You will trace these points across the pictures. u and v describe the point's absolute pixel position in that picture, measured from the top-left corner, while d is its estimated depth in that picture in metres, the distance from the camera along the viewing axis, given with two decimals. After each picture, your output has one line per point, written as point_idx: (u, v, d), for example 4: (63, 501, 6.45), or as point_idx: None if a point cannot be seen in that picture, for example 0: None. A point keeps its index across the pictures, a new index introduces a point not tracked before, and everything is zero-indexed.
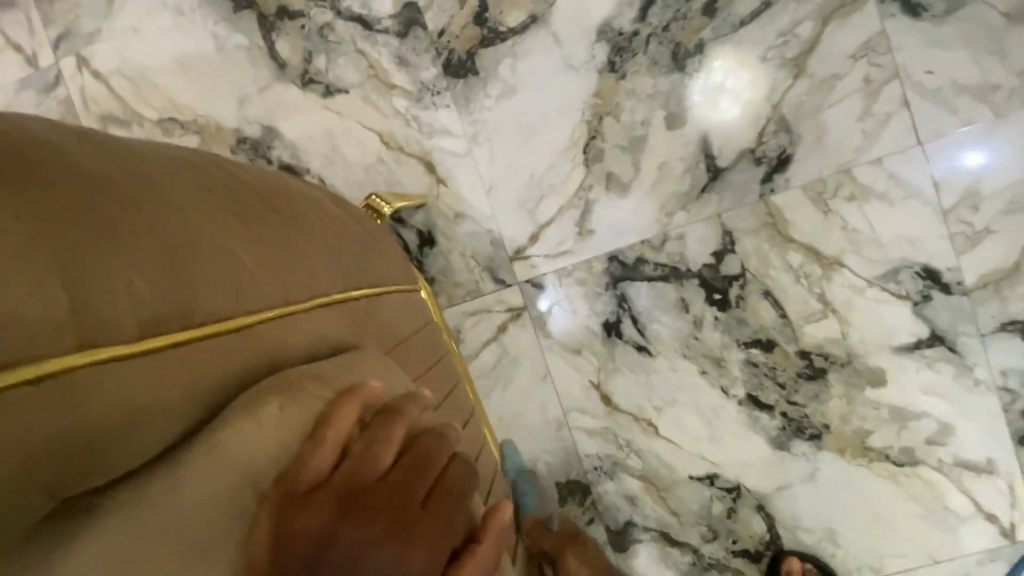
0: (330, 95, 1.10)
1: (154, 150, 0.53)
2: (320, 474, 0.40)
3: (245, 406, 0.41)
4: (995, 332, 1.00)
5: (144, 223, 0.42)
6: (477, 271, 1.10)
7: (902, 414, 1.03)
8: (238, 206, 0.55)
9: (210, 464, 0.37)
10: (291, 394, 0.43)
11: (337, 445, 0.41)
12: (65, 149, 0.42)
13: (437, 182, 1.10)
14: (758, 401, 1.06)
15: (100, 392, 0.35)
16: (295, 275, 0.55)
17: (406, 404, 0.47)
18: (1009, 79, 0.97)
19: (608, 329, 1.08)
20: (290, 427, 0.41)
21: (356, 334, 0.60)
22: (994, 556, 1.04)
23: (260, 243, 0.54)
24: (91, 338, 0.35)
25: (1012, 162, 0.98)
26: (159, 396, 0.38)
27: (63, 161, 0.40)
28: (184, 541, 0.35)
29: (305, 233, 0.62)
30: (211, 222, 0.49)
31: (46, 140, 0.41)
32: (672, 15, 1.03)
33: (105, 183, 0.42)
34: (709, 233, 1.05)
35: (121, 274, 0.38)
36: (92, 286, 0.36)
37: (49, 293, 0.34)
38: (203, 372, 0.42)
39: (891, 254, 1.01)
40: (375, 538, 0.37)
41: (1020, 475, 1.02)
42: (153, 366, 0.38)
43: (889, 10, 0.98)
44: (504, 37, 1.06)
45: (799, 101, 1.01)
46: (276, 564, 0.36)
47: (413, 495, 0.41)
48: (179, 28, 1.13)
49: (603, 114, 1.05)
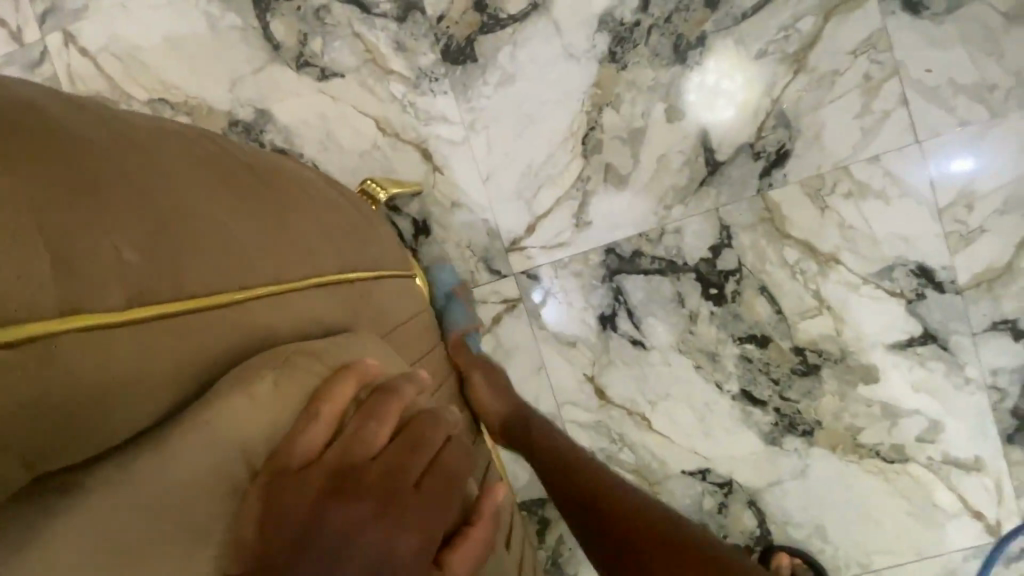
0: (325, 79, 1.08)
1: (143, 121, 0.52)
2: (311, 452, 0.40)
3: (239, 379, 0.39)
4: (986, 332, 1.01)
5: (135, 190, 0.41)
6: (471, 261, 1.09)
7: (893, 412, 1.04)
8: (231, 181, 0.54)
9: (202, 437, 0.36)
10: (285, 369, 0.42)
11: (331, 423, 0.41)
12: (51, 111, 0.40)
13: (433, 170, 1.08)
14: (752, 397, 1.06)
15: (90, 362, 0.33)
16: (289, 253, 0.54)
17: (402, 383, 0.46)
18: (1006, 80, 0.98)
19: (603, 322, 1.08)
20: (284, 402, 0.40)
21: (350, 316, 0.59)
22: (981, 553, 1.05)
23: (254, 219, 0.52)
24: (79, 302, 0.34)
25: (1006, 163, 0.99)
26: (150, 368, 0.37)
27: (50, 123, 0.39)
28: (173, 517, 0.34)
29: (299, 210, 0.60)
30: (203, 194, 0.48)
31: (30, 100, 0.39)
32: (674, 7, 1.02)
33: (94, 148, 0.40)
34: (706, 227, 1.04)
35: (111, 239, 0.37)
36: (83, 251, 0.35)
37: (37, 253, 0.32)
38: (193, 345, 0.40)
39: (886, 252, 1.02)
40: (365, 520, 0.37)
41: (1006, 472, 1.03)
42: (144, 337, 0.37)
43: (890, 7, 0.98)
44: (505, 24, 1.05)
45: (799, 97, 1.01)
46: (265, 541, 0.35)
47: (407, 476, 0.40)
48: (171, 6, 1.10)
49: (602, 104, 1.04)
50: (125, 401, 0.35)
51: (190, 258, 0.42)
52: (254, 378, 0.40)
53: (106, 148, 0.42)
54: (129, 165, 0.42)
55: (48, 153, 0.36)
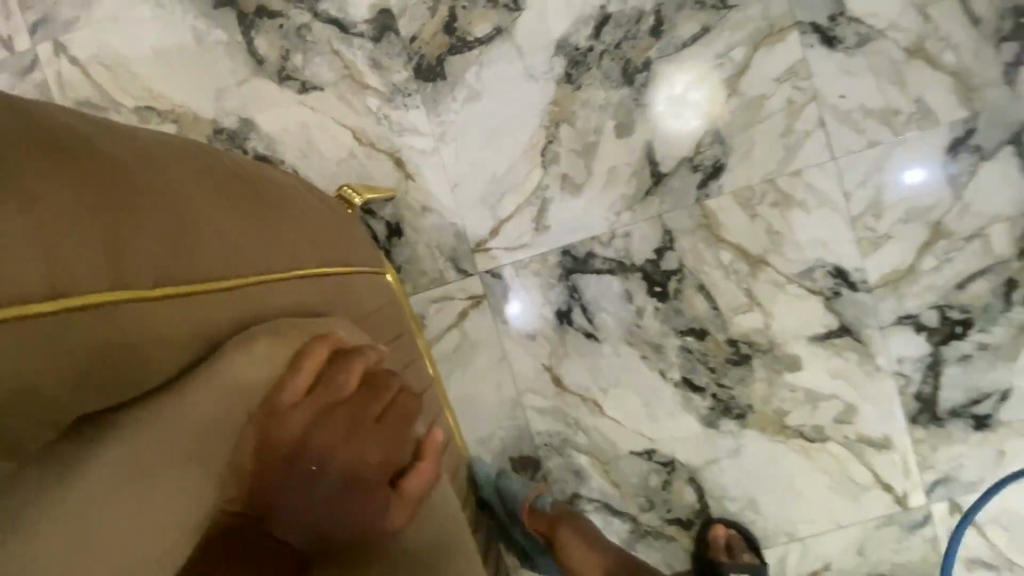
0: (305, 91, 1.17)
1: (152, 135, 0.61)
2: (298, 395, 0.51)
3: (238, 341, 0.49)
4: (892, 325, 1.16)
5: (151, 192, 0.51)
6: (440, 260, 1.19)
7: (814, 396, 1.18)
8: (227, 184, 0.64)
9: (212, 383, 0.46)
10: (276, 333, 0.52)
11: (314, 371, 0.52)
12: (83, 131, 0.50)
13: (405, 177, 1.18)
14: (692, 383, 1.19)
15: (114, 331, 0.43)
16: (278, 244, 0.64)
17: (368, 348, 0.59)
18: (907, 106, 1.13)
19: (560, 316, 1.19)
20: (275, 358, 0.51)
21: (331, 299, 0.69)
22: (890, 521, 1.19)
23: (247, 215, 0.62)
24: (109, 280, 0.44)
25: (906, 180, 1.14)
26: (164, 332, 0.47)
27: (83, 140, 0.48)
28: (190, 442, 0.44)
29: (285, 209, 0.71)
30: (204, 195, 0.58)
31: (66, 123, 0.49)
32: (623, 35, 1.14)
33: (118, 159, 0.50)
34: (652, 231, 1.17)
35: (134, 231, 0.47)
36: (110, 246, 0.44)
37: (79, 241, 0.42)
38: (200, 316, 0.50)
39: (807, 255, 1.15)
40: (336, 443, 0.52)
41: (911, 449, 1.18)
42: (161, 307, 0.47)
43: (809, 41, 1.12)
44: (471, 45, 1.16)
45: (731, 117, 1.14)
46: (261, 457, 0.48)
47: (368, 414, 0.56)
48: (159, 21, 1.18)
49: (559, 120, 1.16)
50: (139, 360, 0.45)
51: (193, 248, 0.52)
52: (247, 341, 0.50)
53: (121, 157, 0.51)
54: (139, 172, 0.51)
55: (78, 166, 0.45)
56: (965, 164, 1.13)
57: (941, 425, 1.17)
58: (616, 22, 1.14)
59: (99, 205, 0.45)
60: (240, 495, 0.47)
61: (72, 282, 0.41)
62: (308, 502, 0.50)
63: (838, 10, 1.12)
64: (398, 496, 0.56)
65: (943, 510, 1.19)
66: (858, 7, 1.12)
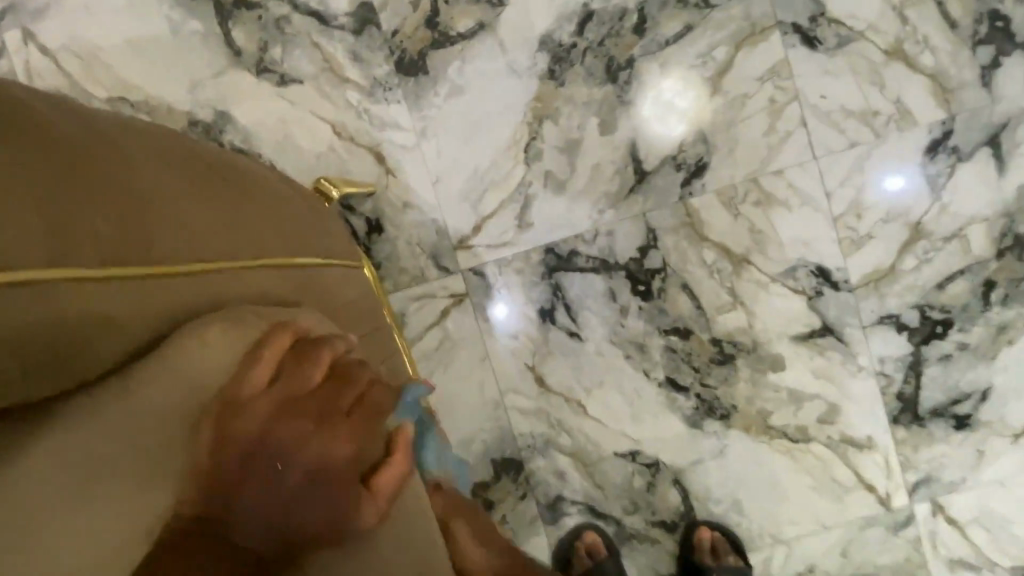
0: (284, 84, 1.15)
1: (110, 116, 0.58)
2: (257, 387, 0.49)
3: (195, 330, 0.48)
4: (875, 325, 1.16)
5: (106, 170, 0.48)
6: (421, 258, 1.17)
7: (798, 396, 1.17)
8: (191, 170, 0.61)
9: (160, 376, 0.45)
10: (236, 322, 0.50)
11: (273, 363, 0.50)
12: (30, 103, 0.47)
13: (386, 173, 1.16)
14: (676, 384, 1.17)
15: (60, 314, 0.40)
16: (245, 233, 0.62)
17: (334, 338, 0.57)
18: (887, 107, 1.13)
19: (543, 315, 1.17)
20: (232, 348, 0.49)
21: (302, 294, 0.67)
22: (874, 522, 1.19)
23: (212, 201, 0.60)
24: (59, 257, 0.41)
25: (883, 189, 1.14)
26: (115, 318, 0.44)
27: (31, 111, 0.45)
28: (136, 438, 0.43)
29: (254, 199, 0.68)
30: (165, 179, 0.55)
31: (13, 94, 0.46)
32: (607, 32, 1.14)
33: (69, 134, 0.47)
34: (635, 230, 1.16)
35: (86, 210, 0.44)
36: (56, 221, 0.42)
37: (25, 215, 0.39)
38: (153, 303, 0.48)
39: (790, 254, 1.15)
40: (305, 437, 0.49)
41: (893, 449, 1.18)
42: (115, 293, 0.45)
43: (791, 41, 1.13)
44: (454, 40, 1.14)
45: (714, 116, 1.14)
46: (219, 454, 0.46)
47: (339, 405, 0.53)
48: (134, 10, 1.15)
49: (543, 117, 1.15)
50: (83, 346, 0.42)
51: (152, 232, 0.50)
52: (202, 328, 0.48)
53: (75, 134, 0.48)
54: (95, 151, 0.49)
55: (25, 139, 0.42)
56: (944, 165, 1.14)
57: (922, 425, 1.17)
58: (600, 19, 1.13)
59: (47, 181, 0.42)
60: (195, 498, 0.45)
61: (15, 258, 0.38)
62: (274, 504, 0.47)
63: (819, 11, 1.13)
64: (370, 493, 0.53)
65: (926, 510, 1.18)
66: (838, 9, 1.13)
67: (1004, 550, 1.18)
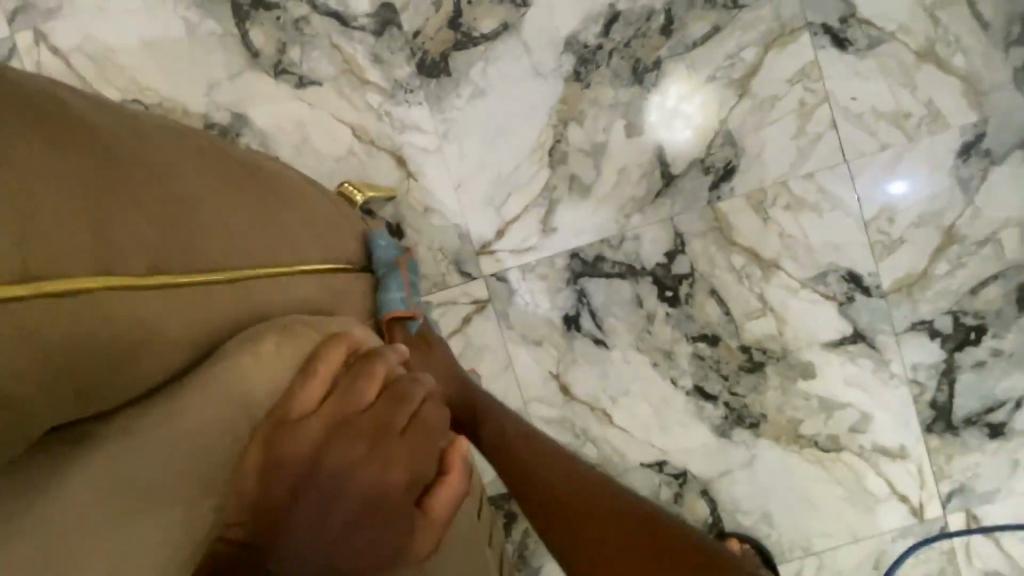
0: (303, 86, 1.12)
1: (148, 118, 0.57)
2: (310, 404, 0.48)
3: (244, 344, 0.47)
4: (907, 331, 1.13)
5: (150, 174, 0.46)
6: (443, 263, 1.14)
7: (829, 404, 1.14)
8: (230, 173, 0.59)
9: (211, 394, 0.44)
10: (286, 335, 0.50)
11: (327, 380, 0.49)
12: (73, 103, 0.45)
13: (407, 177, 1.13)
14: (704, 392, 1.15)
15: (107, 325, 0.39)
16: (283, 240, 0.60)
17: (386, 351, 0.55)
18: (919, 109, 1.11)
19: (568, 322, 1.14)
20: (285, 363, 0.48)
21: (333, 303, 0.65)
22: (907, 533, 1.16)
23: (253, 207, 0.58)
24: (105, 265, 0.40)
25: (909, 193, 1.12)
26: (163, 330, 0.43)
27: (75, 112, 0.44)
28: (187, 455, 0.42)
29: (291, 203, 0.66)
30: (207, 183, 0.53)
31: (56, 93, 0.44)
32: (633, 33, 1.11)
33: (113, 136, 0.46)
34: (663, 234, 1.13)
35: (131, 214, 0.42)
36: (103, 227, 0.40)
37: (72, 220, 0.38)
38: (197, 315, 0.46)
39: (820, 259, 1.13)
40: (359, 457, 0.47)
41: (926, 458, 1.15)
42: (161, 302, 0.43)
43: (821, 42, 1.11)
44: (477, 42, 1.12)
45: (743, 119, 1.12)
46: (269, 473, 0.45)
47: (394, 423, 0.50)
48: (149, 11, 1.12)
49: (568, 120, 1.12)
50: (131, 360, 0.41)
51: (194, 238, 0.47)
52: (254, 341, 0.48)
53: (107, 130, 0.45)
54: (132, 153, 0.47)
55: (71, 140, 0.41)
56: (977, 168, 1.12)
57: (956, 434, 1.15)
58: (626, 20, 1.11)
59: (94, 184, 0.40)
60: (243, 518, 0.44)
61: (61, 265, 0.36)
62: (320, 533, 0.44)
63: (849, 12, 1.10)
64: (424, 518, 0.50)
65: (959, 521, 1.16)
66: (869, 9, 1.10)
67: None
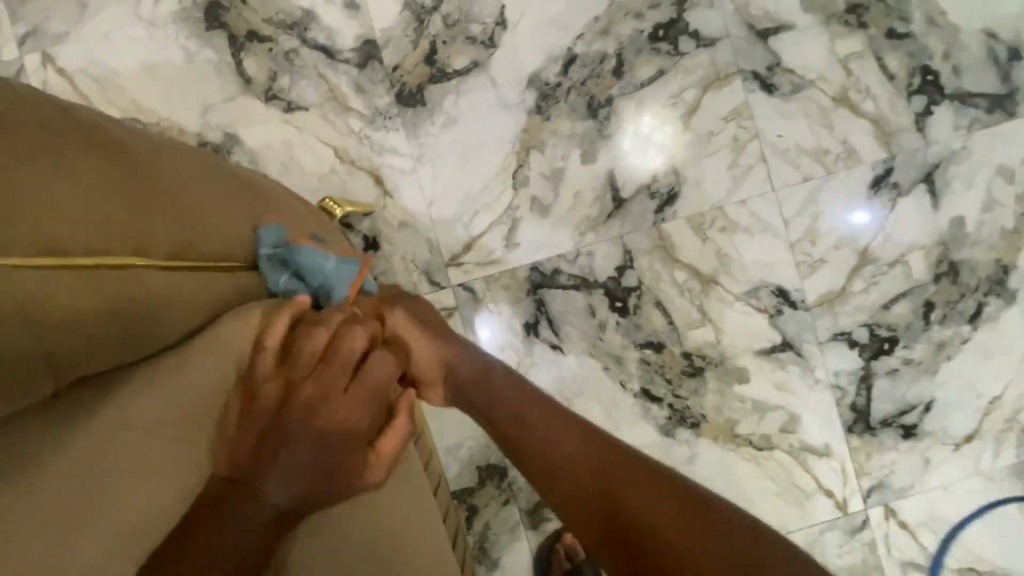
0: (291, 111, 1.24)
1: (165, 142, 0.75)
2: (265, 373, 0.60)
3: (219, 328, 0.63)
4: (829, 341, 1.27)
5: (160, 184, 0.64)
6: (415, 274, 1.25)
7: (762, 406, 1.27)
8: (225, 185, 0.76)
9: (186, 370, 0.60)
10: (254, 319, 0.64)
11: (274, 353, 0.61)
12: (108, 132, 0.63)
13: (384, 194, 1.25)
14: (650, 394, 1.26)
15: (130, 291, 0.56)
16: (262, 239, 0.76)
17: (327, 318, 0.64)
18: (836, 146, 1.28)
19: (528, 328, 1.26)
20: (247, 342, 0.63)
21: None
22: (833, 525, 1.28)
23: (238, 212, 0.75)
24: (135, 250, 0.57)
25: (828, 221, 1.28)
26: (168, 301, 0.60)
27: (108, 139, 0.62)
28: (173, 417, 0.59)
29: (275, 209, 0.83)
30: (204, 193, 0.71)
31: (96, 125, 0.63)
32: (589, 74, 1.26)
33: (134, 156, 0.63)
34: (613, 250, 1.26)
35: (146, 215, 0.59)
36: (126, 220, 0.57)
37: (106, 214, 0.55)
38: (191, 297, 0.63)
39: (753, 276, 1.27)
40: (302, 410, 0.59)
41: (848, 456, 1.28)
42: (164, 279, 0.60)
43: (751, 87, 1.27)
44: (449, 77, 1.25)
45: (684, 151, 1.26)
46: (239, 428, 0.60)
47: (334, 384, 0.61)
48: (151, 39, 1.24)
49: (530, 147, 1.26)
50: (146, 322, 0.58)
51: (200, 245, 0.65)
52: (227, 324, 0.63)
53: (142, 165, 0.63)
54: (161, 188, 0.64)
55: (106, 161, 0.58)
56: (886, 199, 1.28)
57: (873, 435, 1.28)
58: (583, 62, 1.26)
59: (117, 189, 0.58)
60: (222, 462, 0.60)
61: (96, 247, 0.53)
62: (292, 467, 0.59)
63: (775, 62, 1.27)
64: (375, 456, 0.65)
65: (879, 514, 1.28)
66: (792, 60, 1.27)
67: (951, 552, 1.28)
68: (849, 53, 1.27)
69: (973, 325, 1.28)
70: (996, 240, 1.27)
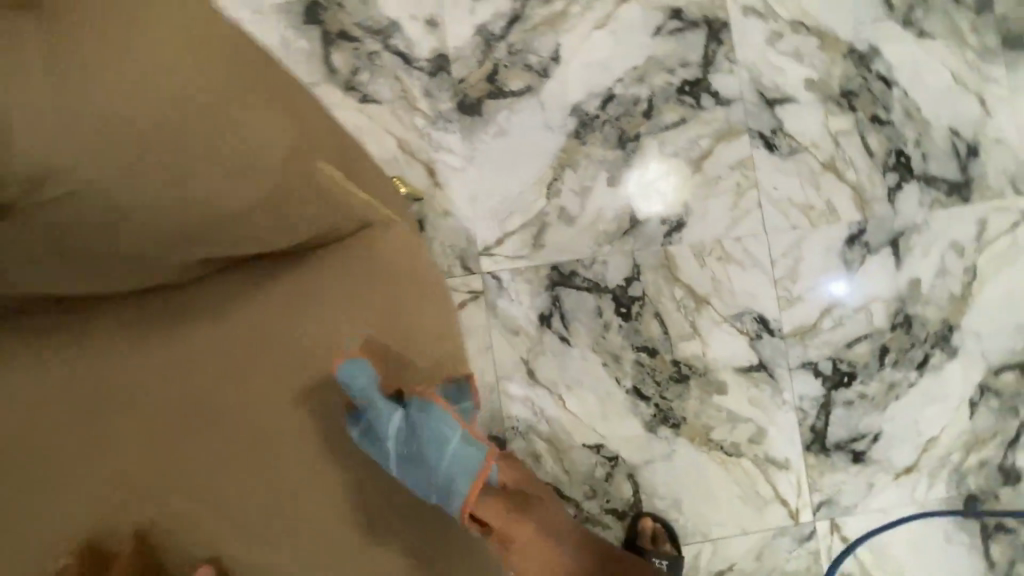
0: (366, 102, 1.43)
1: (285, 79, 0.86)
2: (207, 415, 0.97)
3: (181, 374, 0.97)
4: (798, 367, 1.47)
5: (214, 118, 0.74)
6: (451, 257, 1.42)
7: (735, 417, 1.44)
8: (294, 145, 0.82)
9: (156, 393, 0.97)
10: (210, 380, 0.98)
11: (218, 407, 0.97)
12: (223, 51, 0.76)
13: (435, 185, 1.43)
14: (640, 392, 1.43)
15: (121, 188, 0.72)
16: (283, 209, 0.83)
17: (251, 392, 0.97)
18: (820, 204, 1.50)
19: (542, 319, 1.43)
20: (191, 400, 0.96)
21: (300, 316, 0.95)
22: (784, 532, 1.44)
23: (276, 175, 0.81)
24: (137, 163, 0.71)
25: (808, 267, 1.49)
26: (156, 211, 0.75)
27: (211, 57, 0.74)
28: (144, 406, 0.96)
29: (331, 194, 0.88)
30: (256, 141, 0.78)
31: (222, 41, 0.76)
32: (622, 111, 1.48)
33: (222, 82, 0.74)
34: (625, 263, 1.45)
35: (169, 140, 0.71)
36: (147, 138, 0.70)
37: (136, 123, 0.69)
38: (172, 212, 0.76)
39: (739, 302, 1.47)
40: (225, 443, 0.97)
41: (804, 472, 1.45)
42: (159, 196, 0.74)
43: (756, 143, 1.50)
44: (506, 95, 1.46)
45: (694, 188, 1.48)
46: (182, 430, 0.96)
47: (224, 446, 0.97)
48: (255, 22, 1.42)
49: (565, 165, 1.46)
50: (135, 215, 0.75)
51: (248, 197, 0.79)
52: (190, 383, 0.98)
53: (213, 97, 0.74)
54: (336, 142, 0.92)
55: (181, 82, 0.71)
56: (857, 254, 1.50)
57: (827, 455, 1.46)
58: (619, 100, 1.48)
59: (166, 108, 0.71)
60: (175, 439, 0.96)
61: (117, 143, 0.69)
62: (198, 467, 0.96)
63: (778, 126, 1.51)
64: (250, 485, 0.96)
65: (825, 528, 1.45)
66: (791, 127, 1.51)
67: (882, 568, 1.45)
68: (840, 128, 1.52)
69: (920, 371, 1.49)
70: (945, 302, 1.50)
